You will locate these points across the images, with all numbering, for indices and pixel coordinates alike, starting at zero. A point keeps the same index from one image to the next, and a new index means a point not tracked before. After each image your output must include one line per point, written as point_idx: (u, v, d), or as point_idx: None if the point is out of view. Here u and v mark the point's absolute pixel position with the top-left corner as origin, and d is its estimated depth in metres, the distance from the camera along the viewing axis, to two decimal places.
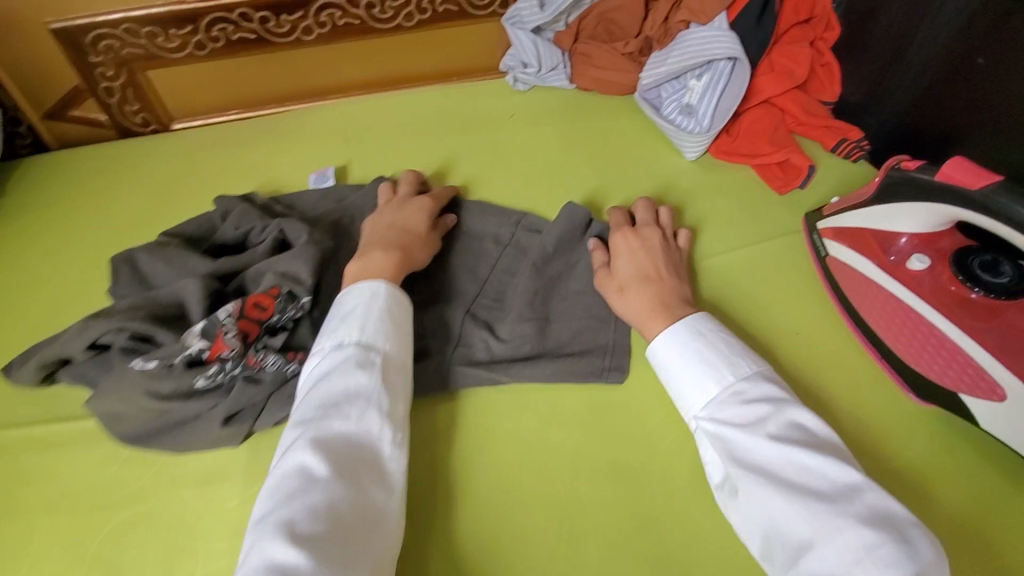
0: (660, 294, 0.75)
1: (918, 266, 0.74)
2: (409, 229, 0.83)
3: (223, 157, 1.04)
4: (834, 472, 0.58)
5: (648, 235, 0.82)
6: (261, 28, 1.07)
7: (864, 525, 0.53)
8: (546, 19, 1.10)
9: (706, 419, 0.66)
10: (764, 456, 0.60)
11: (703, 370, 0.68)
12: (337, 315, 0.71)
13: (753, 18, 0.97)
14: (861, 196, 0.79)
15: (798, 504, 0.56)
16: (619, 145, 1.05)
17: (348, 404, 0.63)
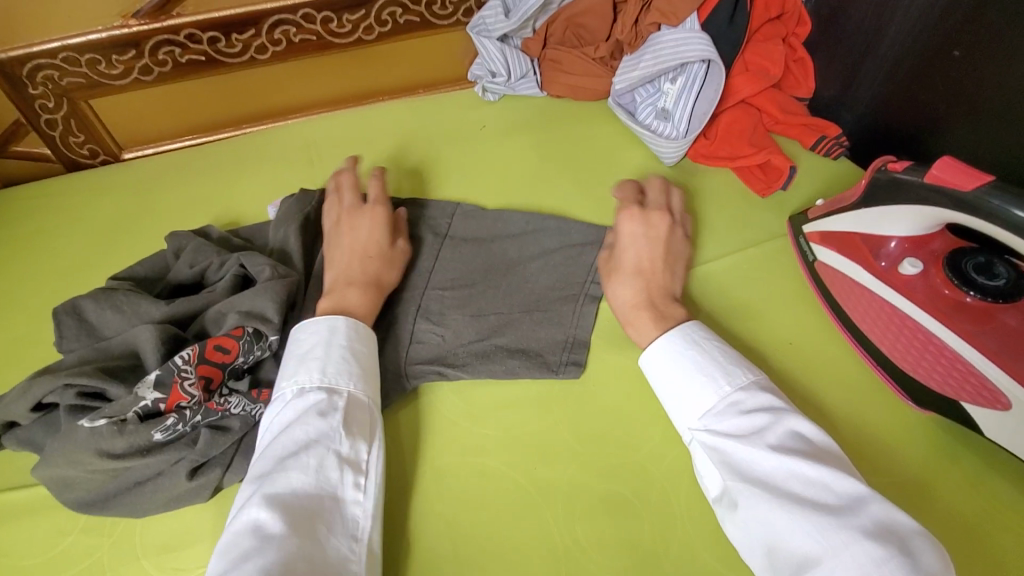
0: (651, 289, 0.74)
1: (909, 271, 0.72)
2: (369, 252, 0.77)
3: (179, 187, 0.98)
4: (837, 483, 0.53)
5: (656, 223, 0.79)
6: (211, 49, 1.01)
7: (870, 540, 0.49)
8: (512, 27, 1.05)
9: (704, 431, 0.61)
10: (764, 468, 0.56)
11: (698, 379, 0.64)
12: (294, 356, 0.66)
13: (723, 20, 0.95)
14: (847, 198, 0.77)
15: (801, 520, 0.52)
16: (595, 154, 1.02)
17: (312, 452, 0.57)
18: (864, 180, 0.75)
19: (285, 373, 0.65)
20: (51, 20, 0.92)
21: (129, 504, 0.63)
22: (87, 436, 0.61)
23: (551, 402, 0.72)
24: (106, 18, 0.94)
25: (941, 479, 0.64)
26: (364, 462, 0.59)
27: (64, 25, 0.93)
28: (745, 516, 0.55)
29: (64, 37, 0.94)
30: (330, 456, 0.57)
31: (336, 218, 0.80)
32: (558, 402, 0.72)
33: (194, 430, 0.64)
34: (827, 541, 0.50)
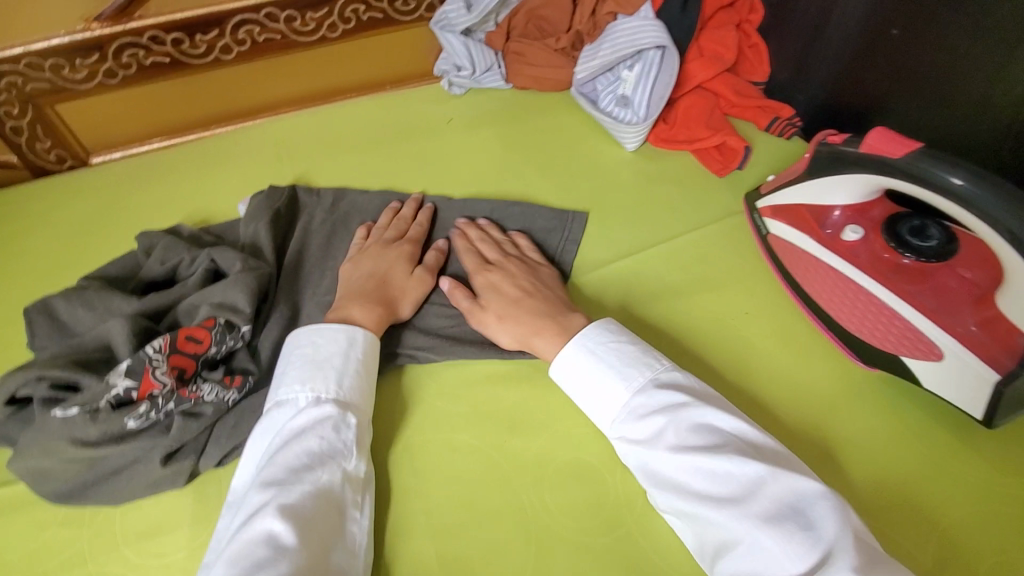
0: (535, 311, 0.74)
1: (851, 237, 0.76)
2: (388, 278, 0.79)
3: (149, 188, 0.99)
4: (736, 468, 0.55)
5: (502, 262, 0.80)
6: (176, 51, 1.02)
7: (766, 524, 0.52)
8: (474, 20, 1.08)
9: (620, 437, 0.63)
10: (669, 470, 0.59)
11: (603, 386, 0.66)
12: (310, 361, 0.67)
13: (676, 8, 0.99)
14: (796, 171, 0.80)
15: (711, 513, 0.55)
16: (560, 142, 1.05)
17: (323, 465, 0.60)
18: (808, 153, 0.78)
19: (292, 377, 0.66)
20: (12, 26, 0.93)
21: (105, 494, 0.65)
22: (62, 425, 0.63)
23: (521, 379, 0.75)
24: (68, 23, 0.95)
25: (883, 432, 0.68)
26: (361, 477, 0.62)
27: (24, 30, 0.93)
28: (675, 510, 0.58)
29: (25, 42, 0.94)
30: (339, 471, 0.60)
31: (366, 246, 0.84)
32: (527, 379, 0.75)
33: (167, 419, 0.66)
34: (735, 530, 0.53)
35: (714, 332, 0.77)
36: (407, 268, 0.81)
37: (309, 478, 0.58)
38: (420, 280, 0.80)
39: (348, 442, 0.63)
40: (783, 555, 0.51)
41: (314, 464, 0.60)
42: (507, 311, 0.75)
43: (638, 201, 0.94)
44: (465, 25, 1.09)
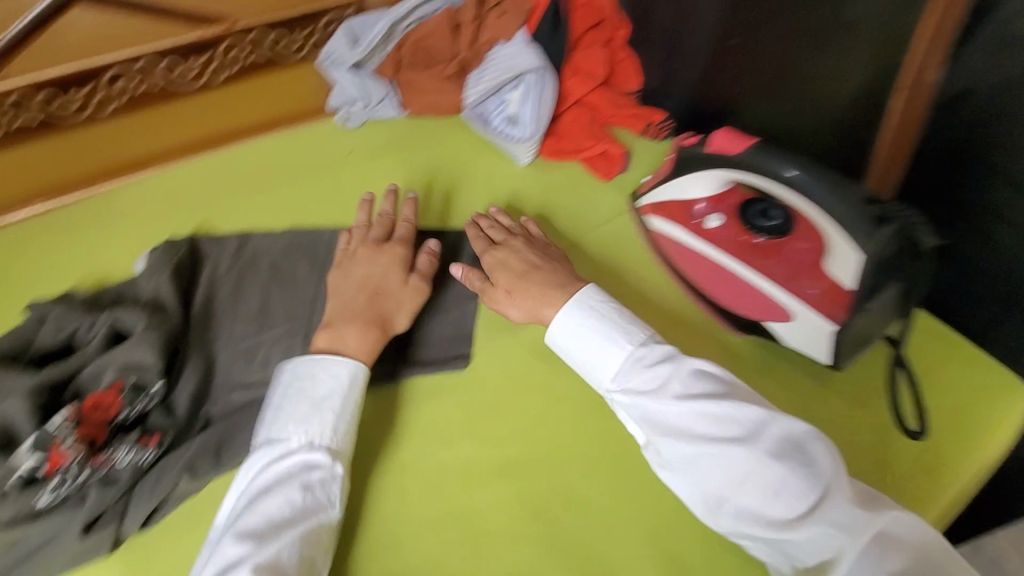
0: (545, 282, 0.79)
1: (714, 224, 0.85)
2: (381, 290, 0.80)
3: (29, 258, 0.94)
4: (739, 413, 0.60)
5: (510, 242, 0.86)
6: (48, 110, 1.03)
7: (775, 458, 0.57)
8: (360, 56, 1.11)
9: (619, 393, 0.68)
10: (675, 415, 0.63)
11: (604, 350, 0.70)
12: (308, 402, 0.68)
13: (547, 34, 1.07)
14: (664, 173, 0.91)
15: (722, 457, 0.60)
16: (457, 163, 1.08)
17: (303, 518, 0.61)
18: (672, 155, 0.89)
19: (290, 415, 0.67)
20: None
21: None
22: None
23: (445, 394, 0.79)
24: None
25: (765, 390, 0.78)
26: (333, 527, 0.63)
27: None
28: (675, 462, 0.63)
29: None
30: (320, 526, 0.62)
31: (355, 251, 0.84)
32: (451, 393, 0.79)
33: (74, 494, 0.65)
34: (740, 475, 0.59)
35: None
36: (403, 272, 0.82)
37: (286, 530, 0.59)
38: (416, 287, 0.82)
39: (333, 491, 0.64)
40: (788, 491, 0.56)
41: (296, 517, 0.61)
42: (515, 287, 0.80)
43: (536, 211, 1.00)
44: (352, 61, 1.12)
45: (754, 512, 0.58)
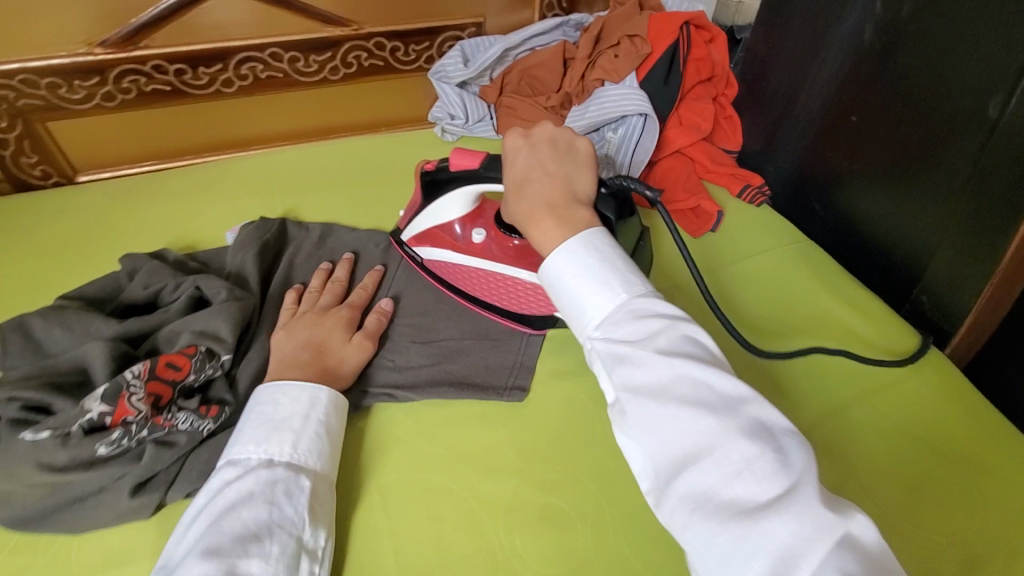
0: (547, 159, 0.52)
1: (478, 239, 0.65)
2: (529, 183, 0.51)
3: (264, 158, 0.85)
4: (717, 379, 0.37)
5: (530, 139, 0.53)
6: (390, 58, 0.90)
7: (747, 438, 0.34)
8: (633, 113, 0.80)
9: (600, 340, 0.42)
10: (645, 372, 0.38)
11: (591, 284, 0.43)
12: (264, 420, 0.49)
13: (660, 78, 0.82)
14: (463, 169, 0.59)
15: (677, 420, 0.36)
16: (737, 232, 0.80)
17: (275, 537, 0.42)
18: None
19: (250, 435, 0.48)
20: (24, 37, 0.72)
21: (60, 530, 0.45)
22: (26, 448, 0.44)
23: (579, 436, 0.56)
24: (71, 43, 0.74)
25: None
26: (319, 551, 0.45)
27: (81, 38, 0.74)
28: (628, 413, 0.38)
29: (154, 43, 0.78)
30: (294, 547, 0.43)
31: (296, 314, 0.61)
32: (593, 436, 0.56)
33: (139, 445, 0.48)
34: (704, 433, 0.35)
35: (848, 437, 0.58)
36: (346, 333, 0.60)
37: (253, 554, 0.41)
38: (361, 347, 0.59)
39: (308, 507, 0.45)
40: (751, 478, 0.33)
41: (261, 537, 0.42)
42: (523, 187, 0.50)
43: (728, 246, 0.79)
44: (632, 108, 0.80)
45: (703, 495, 0.34)
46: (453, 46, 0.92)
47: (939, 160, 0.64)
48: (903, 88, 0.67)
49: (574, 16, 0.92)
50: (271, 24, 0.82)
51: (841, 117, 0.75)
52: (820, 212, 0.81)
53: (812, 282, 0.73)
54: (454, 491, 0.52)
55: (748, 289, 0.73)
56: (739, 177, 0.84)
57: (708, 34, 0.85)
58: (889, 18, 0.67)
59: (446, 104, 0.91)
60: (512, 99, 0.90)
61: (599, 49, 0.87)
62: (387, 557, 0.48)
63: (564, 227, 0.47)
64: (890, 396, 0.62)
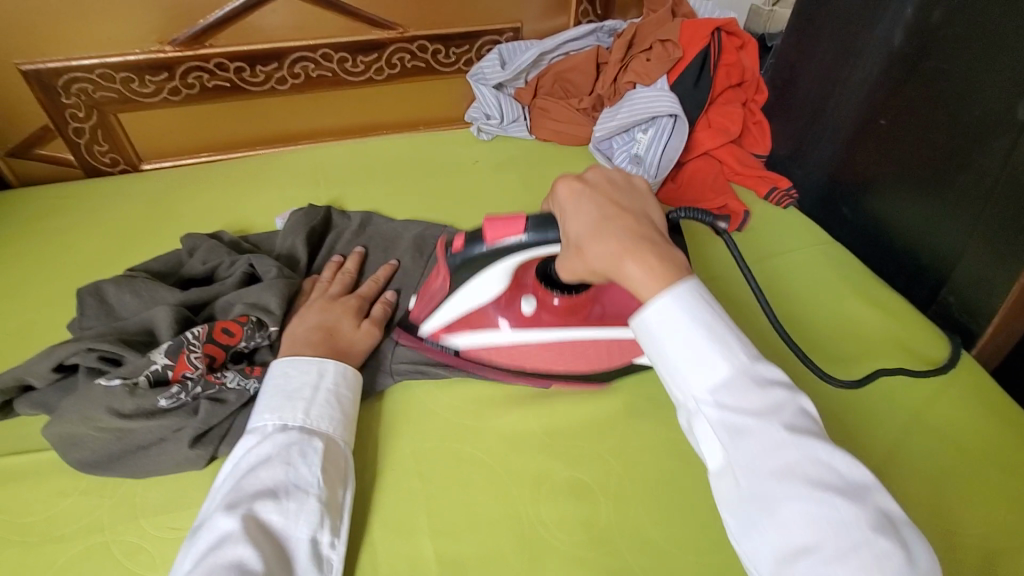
0: (615, 198, 0.47)
1: (528, 309, 0.59)
2: (607, 230, 0.44)
3: (312, 152, 0.91)
4: (841, 462, 0.37)
5: (589, 185, 0.47)
6: (431, 60, 0.95)
7: (878, 532, 0.34)
8: (661, 112, 0.83)
9: (713, 405, 0.38)
10: (774, 455, 0.36)
11: (706, 349, 0.39)
12: (275, 392, 0.50)
13: (690, 81, 0.85)
14: (506, 239, 0.51)
15: (812, 508, 0.35)
16: (764, 232, 0.82)
17: (292, 496, 0.45)
18: None
19: (265, 404, 0.49)
20: (104, 34, 0.79)
21: (125, 474, 0.50)
22: (100, 393, 0.49)
23: (603, 417, 0.59)
24: (144, 41, 0.81)
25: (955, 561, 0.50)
26: (341, 506, 0.47)
27: (153, 37, 0.81)
28: (745, 487, 0.37)
29: (218, 42, 0.84)
30: (312, 500, 0.45)
31: (308, 303, 0.61)
32: (617, 418, 0.59)
33: (194, 402, 0.52)
34: (832, 521, 0.35)
35: (870, 430, 0.59)
36: (356, 320, 0.60)
37: (271, 509, 0.43)
38: (369, 334, 0.60)
39: (322, 464, 0.47)
40: (885, 572, 0.33)
41: (277, 494, 0.44)
42: (599, 232, 0.44)
43: (756, 246, 0.80)
44: (659, 107, 0.83)
45: None
46: (490, 50, 0.96)
47: (967, 163, 0.65)
48: (933, 92, 0.68)
49: (608, 22, 0.95)
50: (324, 26, 0.87)
51: (871, 120, 0.76)
52: (849, 215, 0.82)
53: (839, 283, 0.75)
54: (482, 461, 0.55)
55: (773, 287, 0.75)
56: (767, 179, 0.86)
57: (738, 41, 0.87)
58: (921, 22, 0.68)
59: (482, 105, 0.95)
60: (546, 101, 0.94)
61: (632, 54, 0.90)
62: (420, 517, 0.51)
63: (662, 272, 0.42)
64: (913, 394, 0.62)
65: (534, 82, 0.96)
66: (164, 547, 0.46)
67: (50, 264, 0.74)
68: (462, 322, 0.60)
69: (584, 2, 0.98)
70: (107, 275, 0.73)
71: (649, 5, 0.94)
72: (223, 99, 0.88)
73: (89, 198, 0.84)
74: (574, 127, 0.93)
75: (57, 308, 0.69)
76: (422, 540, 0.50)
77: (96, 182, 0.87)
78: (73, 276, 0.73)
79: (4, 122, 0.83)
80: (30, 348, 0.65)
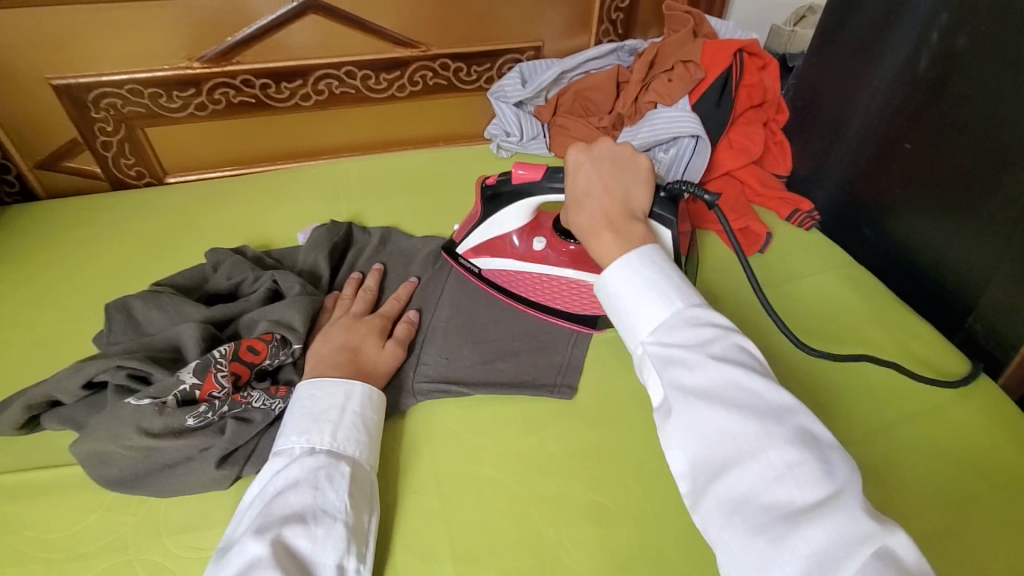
0: (609, 172, 0.53)
1: (539, 247, 0.71)
2: (586, 198, 0.52)
3: (334, 166, 0.92)
4: (766, 388, 0.36)
5: (589, 158, 0.54)
6: (453, 77, 0.96)
7: (791, 445, 0.33)
8: (684, 134, 0.82)
9: (653, 344, 0.41)
10: (696, 378, 0.37)
11: (646, 294, 0.42)
12: (303, 414, 0.50)
13: (712, 102, 0.85)
14: (526, 180, 0.64)
15: (725, 422, 0.35)
16: (786, 253, 0.82)
17: (320, 521, 0.44)
18: None
19: (292, 426, 0.49)
20: (135, 51, 0.81)
21: (151, 494, 0.50)
22: (129, 411, 0.50)
23: (625, 442, 0.58)
24: (173, 58, 0.82)
25: None
26: (366, 533, 0.47)
27: (182, 53, 0.82)
28: (673, 414, 0.38)
29: (245, 58, 0.85)
30: (339, 525, 0.45)
31: (331, 321, 0.62)
32: (640, 443, 0.58)
33: (221, 421, 0.52)
34: (747, 438, 0.34)
35: (898, 457, 0.58)
36: (379, 340, 0.61)
37: (300, 535, 0.43)
38: (394, 354, 0.60)
39: (349, 488, 0.47)
40: (795, 481, 0.32)
41: (305, 519, 0.44)
42: (583, 200, 0.52)
43: (777, 267, 0.80)
44: (681, 128, 0.83)
45: (744, 497, 0.33)
46: (510, 68, 0.97)
47: (995, 189, 0.64)
48: (959, 117, 0.67)
49: (629, 42, 0.96)
50: (347, 44, 0.88)
51: (895, 144, 0.75)
52: (872, 238, 0.81)
53: (863, 306, 0.74)
54: (504, 484, 0.55)
55: (795, 309, 0.74)
56: (789, 201, 0.86)
57: (760, 62, 0.87)
58: (947, 48, 0.67)
59: (503, 122, 0.96)
60: (566, 118, 0.94)
61: (654, 74, 0.90)
62: (442, 541, 0.51)
63: (617, 239, 0.47)
64: (942, 423, 0.61)
65: (554, 100, 0.96)
66: (186, 567, 0.46)
67: (76, 275, 0.75)
68: (485, 244, 0.71)
69: (605, 22, 0.99)
70: (132, 287, 0.74)
71: (670, 24, 0.94)
72: (247, 114, 0.90)
73: (115, 209, 0.85)
74: (594, 145, 0.93)
75: (83, 320, 0.70)
76: (444, 565, 0.49)
77: (122, 194, 0.88)
78: (99, 288, 0.74)
79: (34, 135, 0.84)
80: (57, 360, 0.65)
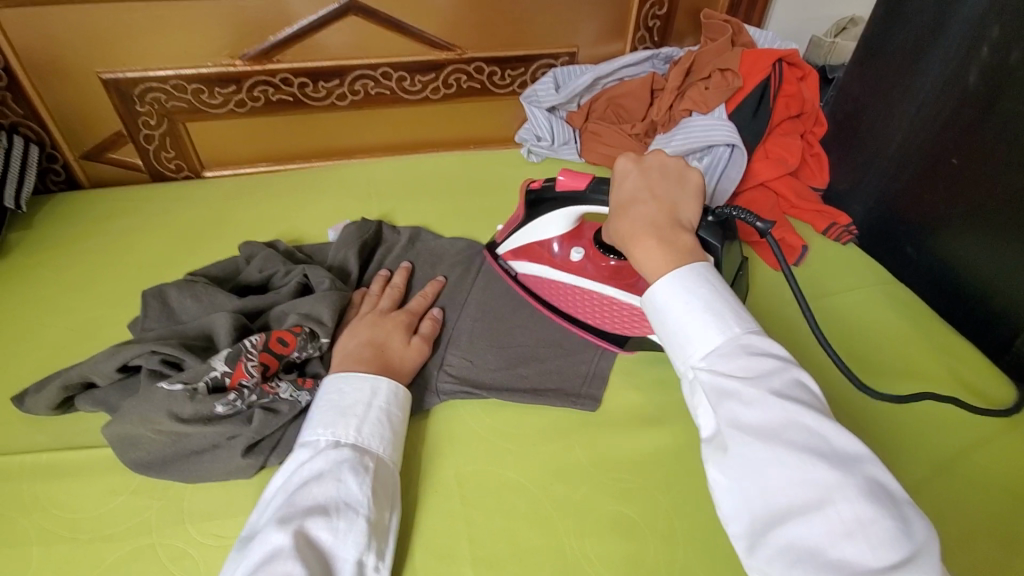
0: (657, 183, 0.53)
1: (577, 257, 0.67)
2: (638, 208, 0.51)
3: (368, 165, 0.93)
4: (830, 430, 0.37)
5: (641, 170, 0.54)
6: (487, 81, 0.97)
7: (860, 493, 0.34)
8: (722, 142, 0.82)
9: (707, 372, 0.41)
10: (755, 415, 0.38)
11: (702, 321, 0.43)
12: (329, 407, 0.50)
13: (748, 111, 0.83)
14: (573, 189, 0.61)
15: (786, 463, 0.36)
16: (822, 267, 0.79)
17: (342, 515, 0.44)
18: None
19: (318, 419, 0.50)
20: (181, 49, 0.83)
21: (178, 478, 0.51)
22: (161, 397, 0.50)
23: (653, 454, 0.57)
24: (217, 56, 0.85)
25: None
26: (386, 530, 0.46)
27: (225, 52, 0.84)
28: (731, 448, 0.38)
29: (284, 58, 0.87)
30: (360, 520, 0.44)
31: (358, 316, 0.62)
32: (668, 455, 0.56)
33: (249, 410, 0.53)
34: (816, 482, 0.35)
35: (937, 483, 0.56)
36: (405, 336, 0.61)
37: (322, 527, 0.43)
38: (419, 352, 0.60)
39: (373, 483, 0.47)
40: (863, 530, 0.33)
41: (329, 512, 0.44)
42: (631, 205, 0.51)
43: (812, 280, 0.78)
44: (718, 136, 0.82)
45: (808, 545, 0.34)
46: (545, 73, 0.97)
47: None
48: (1011, 133, 0.65)
49: (664, 49, 0.95)
50: (385, 46, 0.89)
51: (941, 159, 0.73)
52: (913, 255, 0.78)
53: (903, 324, 0.71)
54: (527, 490, 0.54)
55: (829, 324, 0.72)
56: (825, 215, 0.84)
57: (799, 72, 0.86)
58: (1001, 61, 0.65)
59: (534, 127, 0.96)
60: (598, 125, 0.94)
61: (690, 82, 0.89)
62: (463, 544, 0.50)
63: (670, 256, 0.47)
64: (986, 451, 0.58)
65: (587, 106, 0.96)
66: (209, 555, 0.47)
67: (117, 263, 0.77)
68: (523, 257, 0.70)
69: (642, 29, 0.99)
70: (168, 277, 0.75)
71: (708, 33, 0.93)
72: (284, 112, 0.91)
73: (155, 201, 0.87)
74: (625, 152, 0.92)
75: (121, 306, 0.71)
76: (463, 567, 0.49)
77: (161, 186, 0.90)
78: (136, 276, 0.75)
79: (81, 127, 0.87)
80: (95, 344, 0.67)
